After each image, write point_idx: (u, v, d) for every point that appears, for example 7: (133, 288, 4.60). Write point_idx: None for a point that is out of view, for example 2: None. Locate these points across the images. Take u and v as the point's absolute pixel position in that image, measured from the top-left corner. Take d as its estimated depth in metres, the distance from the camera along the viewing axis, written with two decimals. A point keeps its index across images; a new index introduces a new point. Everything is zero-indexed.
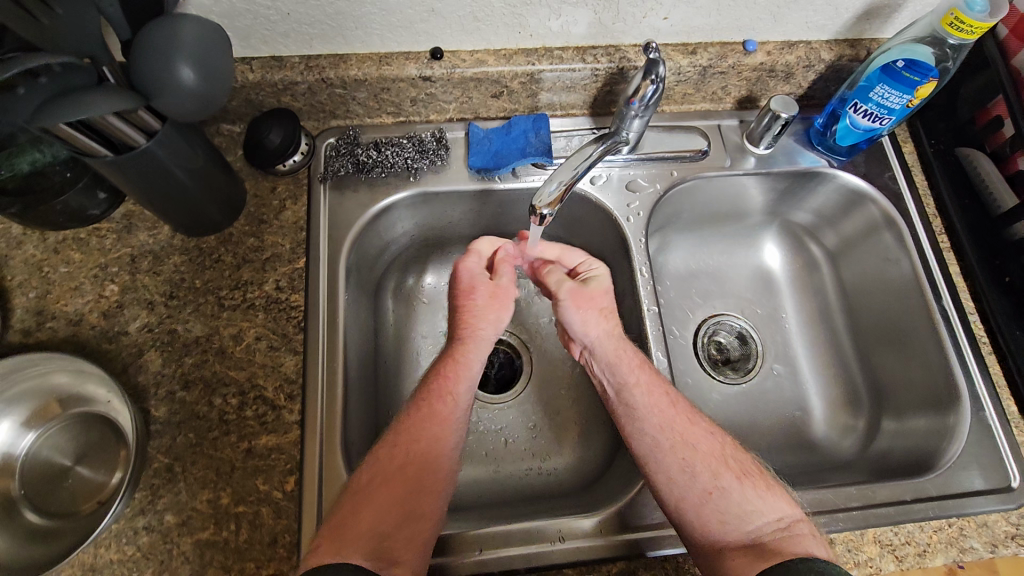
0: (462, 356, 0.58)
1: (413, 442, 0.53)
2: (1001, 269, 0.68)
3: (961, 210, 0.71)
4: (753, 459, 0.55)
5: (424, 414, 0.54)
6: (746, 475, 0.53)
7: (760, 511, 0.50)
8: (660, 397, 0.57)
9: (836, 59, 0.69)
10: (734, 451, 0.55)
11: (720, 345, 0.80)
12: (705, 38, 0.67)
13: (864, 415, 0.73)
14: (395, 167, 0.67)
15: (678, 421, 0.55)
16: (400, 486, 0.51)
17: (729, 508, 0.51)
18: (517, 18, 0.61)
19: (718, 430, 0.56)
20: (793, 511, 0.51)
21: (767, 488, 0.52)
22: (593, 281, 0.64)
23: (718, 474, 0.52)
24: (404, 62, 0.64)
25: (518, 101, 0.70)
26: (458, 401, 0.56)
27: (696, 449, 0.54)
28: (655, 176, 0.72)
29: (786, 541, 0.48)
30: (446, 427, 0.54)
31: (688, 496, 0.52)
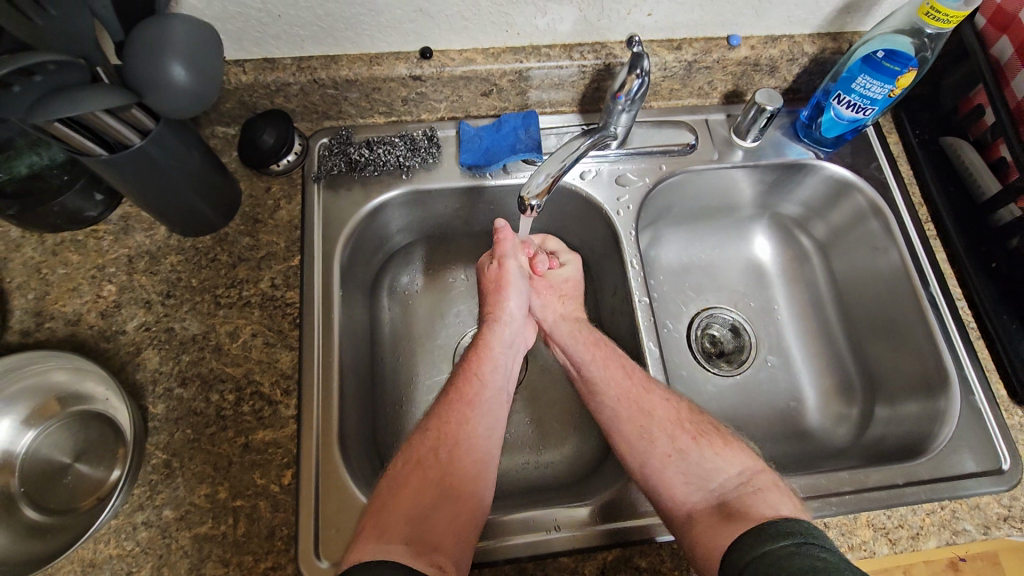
0: (485, 343, 0.64)
1: (443, 426, 0.57)
2: (987, 255, 0.68)
3: (948, 199, 0.72)
4: (709, 419, 0.59)
5: (454, 398, 0.59)
6: (703, 436, 0.57)
7: (721, 468, 0.54)
8: (617, 369, 0.62)
9: (819, 52, 0.70)
10: (689, 414, 0.59)
11: (714, 338, 0.81)
12: (689, 33, 0.69)
13: (856, 403, 0.74)
14: (387, 165, 0.68)
15: (634, 392, 0.59)
16: (434, 465, 0.54)
17: (692, 470, 0.55)
18: (504, 17, 0.62)
19: (676, 398, 0.60)
20: (754, 465, 0.55)
21: (723, 446, 0.56)
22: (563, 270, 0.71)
23: (675, 437, 0.57)
24: (394, 62, 0.65)
25: (507, 99, 0.71)
26: (484, 381, 0.61)
27: (653, 415, 0.58)
28: (645, 170, 0.73)
29: (749, 497, 0.51)
30: (473, 408, 0.59)
31: (650, 461, 0.56)
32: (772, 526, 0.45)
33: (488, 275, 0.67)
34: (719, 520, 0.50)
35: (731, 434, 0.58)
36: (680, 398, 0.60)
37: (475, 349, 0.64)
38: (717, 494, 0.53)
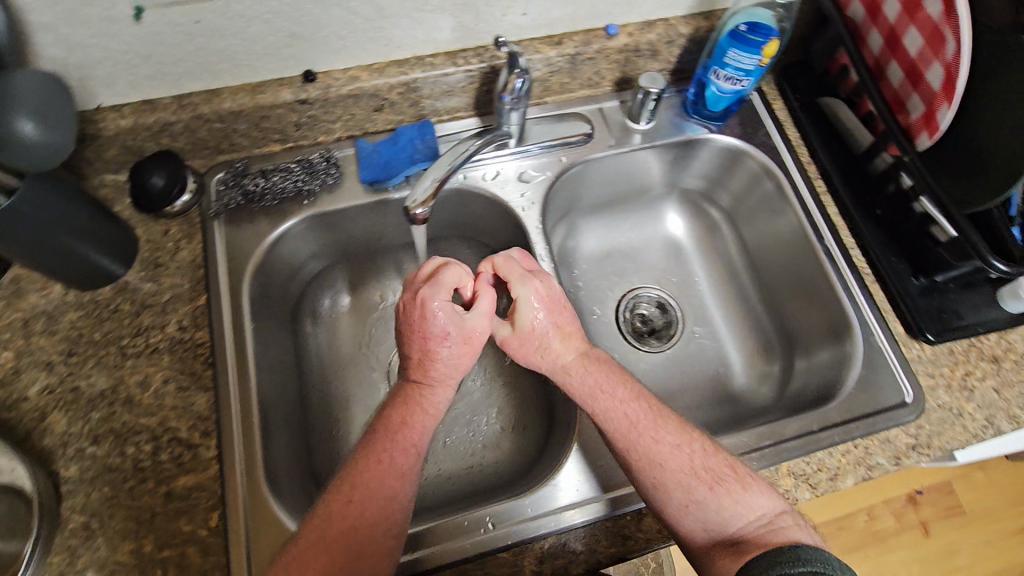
0: (427, 405, 0.57)
1: (367, 500, 0.51)
2: (872, 204, 0.72)
3: (831, 155, 0.75)
4: (724, 457, 0.55)
5: (383, 468, 0.53)
6: (721, 481, 0.53)
7: (741, 514, 0.52)
8: (621, 416, 0.57)
9: (694, 32, 0.73)
10: (705, 458, 0.54)
11: (643, 317, 0.83)
12: (568, 28, 0.70)
13: (776, 360, 0.78)
14: (286, 191, 0.67)
15: (641, 443, 0.55)
16: (351, 544, 0.49)
17: (710, 517, 0.52)
18: (380, 32, 0.63)
19: (686, 441, 0.55)
20: (775, 506, 0.53)
21: (745, 490, 0.53)
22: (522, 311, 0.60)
23: (691, 488, 0.53)
24: (277, 88, 0.64)
25: (402, 111, 0.72)
26: (419, 453, 0.55)
27: (663, 465, 0.54)
28: (546, 164, 0.74)
29: (767, 538, 0.51)
30: (403, 482, 0.53)
31: (669, 509, 0.53)
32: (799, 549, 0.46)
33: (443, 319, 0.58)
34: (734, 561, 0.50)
35: (748, 473, 0.55)
36: (692, 435, 0.56)
37: (405, 409, 0.57)
38: (736, 536, 0.51)
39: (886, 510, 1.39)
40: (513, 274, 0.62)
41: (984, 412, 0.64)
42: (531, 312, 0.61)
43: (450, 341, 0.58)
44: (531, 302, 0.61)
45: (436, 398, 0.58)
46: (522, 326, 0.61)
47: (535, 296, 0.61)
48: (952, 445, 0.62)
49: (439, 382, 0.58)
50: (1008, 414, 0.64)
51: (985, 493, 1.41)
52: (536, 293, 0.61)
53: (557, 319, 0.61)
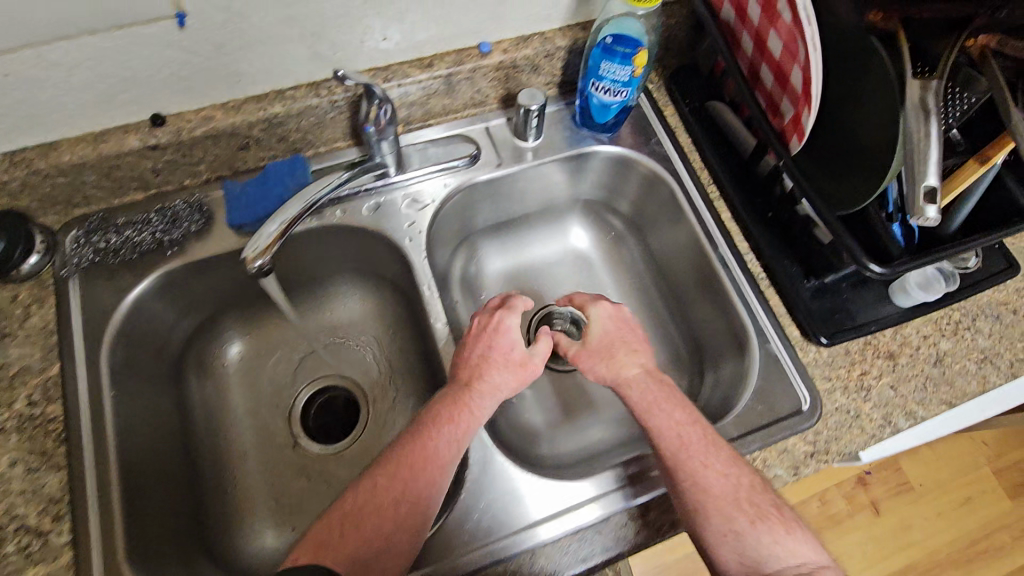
0: (476, 409, 0.59)
1: (410, 481, 0.54)
2: (764, 206, 0.70)
3: (721, 158, 0.73)
4: (772, 497, 0.54)
5: (425, 454, 0.56)
6: (764, 518, 0.52)
7: (781, 556, 0.51)
8: (674, 435, 0.56)
9: (572, 43, 0.70)
10: (749, 493, 0.53)
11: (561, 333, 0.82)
12: (438, 49, 0.67)
13: (687, 372, 0.76)
14: (144, 244, 0.63)
15: (689, 463, 0.54)
16: (389, 519, 0.53)
17: (748, 552, 0.51)
18: (227, 69, 0.59)
19: (735, 471, 0.54)
20: (816, 556, 0.52)
21: (787, 532, 0.52)
22: (594, 326, 0.66)
23: (732, 517, 0.52)
24: (123, 135, 0.60)
25: (271, 147, 0.68)
26: (461, 448, 0.57)
27: (707, 490, 0.53)
28: (429, 191, 0.71)
29: None
30: (443, 472, 0.56)
31: (708, 532, 0.53)
32: None
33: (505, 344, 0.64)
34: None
35: (793, 515, 0.54)
36: (743, 468, 0.55)
37: (460, 409, 0.59)
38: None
39: (838, 494, 1.39)
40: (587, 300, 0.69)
41: (881, 411, 0.64)
42: (598, 328, 0.66)
43: (508, 359, 0.63)
44: (597, 320, 0.67)
45: (484, 404, 0.60)
46: (590, 338, 0.66)
47: (602, 316, 0.67)
48: (850, 448, 0.62)
49: (486, 392, 0.61)
50: (905, 410, 0.64)
51: (932, 466, 1.43)
52: (603, 313, 0.67)
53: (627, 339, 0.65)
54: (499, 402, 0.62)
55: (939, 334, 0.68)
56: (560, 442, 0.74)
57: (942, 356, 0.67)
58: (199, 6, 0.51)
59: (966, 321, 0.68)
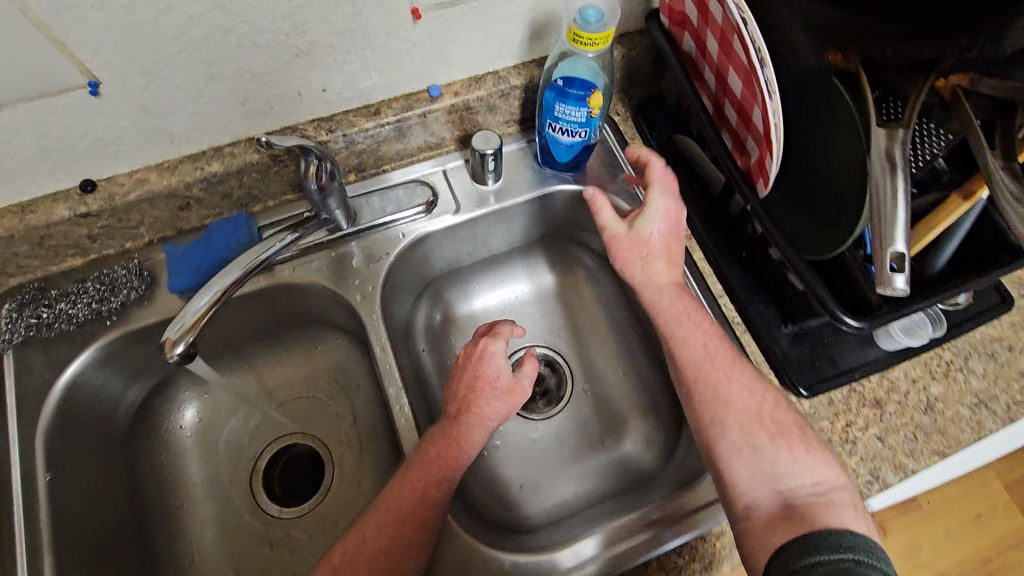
0: (465, 443, 0.59)
1: (399, 528, 0.54)
2: (737, 245, 0.66)
3: (691, 195, 0.69)
4: (794, 417, 0.56)
5: (412, 499, 0.55)
6: (783, 437, 0.55)
7: (798, 474, 0.53)
8: (698, 347, 0.59)
9: (528, 81, 0.67)
10: (772, 410, 0.56)
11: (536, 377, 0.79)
12: (384, 95, 0.64)
13: (665, 420, 0.72)
14: (80, 317, 0.61)
15: (712, 375, 0.58)
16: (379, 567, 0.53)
17: (763, 466, 0.54)
18: (156, 130, 0.56)
19: (758, 388, 0.57)
20: (836, 479, 0.53)
21: (806, 452, 0.54)
22: (643, 222, 0.62)
23: (750, 432, 0.55)
24: (51, 205, 0.57)
25: (215, 205, 0.65)
26: (450, 488, 0.57)
27: (729, 402, 0.56)
28: (384, 242, 0.69)
29: (821, 507, 0.51)
30: (433, 514, 0.55)
31: (721, 447, 0.56)
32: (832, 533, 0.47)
33: (495, 370, 0.61)
34: (779, 526, 0.50)
35: (814, 437, 0.55)
36: (766, 386, 0.57)
37: (451, 444, 0.58)
38: (786, 496, 0.52)
39: None
40: (654, 182, 0.62)
41: (868, 465, 0.59)
42: (653, 225, 0.62)
43: (496, 388, 0.61)
44: (656, 217, 0.62)
45: (473, 437, 0.59)
46: (639, 232, 0.62)
47: (663, 210, 0.62)
48: None
49: (475, 425, 0.59)
50: (894, 464, 0.59)
51: None
52: (665, 208, 0.62)
53: (672, 244, 0.63)
54: (489, 431, 0.61)
55: (929, 378, 0.63)
56: (542, 501, 0.71)
57: (933, 402, 0.62)
58: (113, 71, 0.48)
59: (957, 362, 0.64)
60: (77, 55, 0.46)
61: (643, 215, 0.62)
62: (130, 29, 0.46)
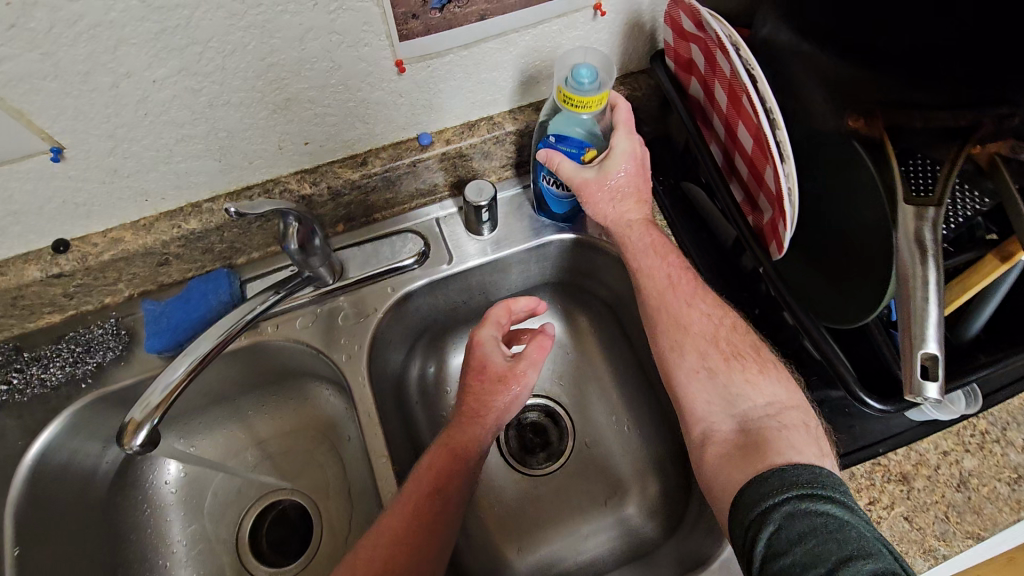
0: (461, 446, 0.57)
1: (397, 542, 0.51)
2: (750, 301, 0.62)
3: (699, 246, 0.65)
4: (751, 339, 0.56)
5: (409, 510, 0.53)
6: (738, 358, 0.55)
7: (752, 396, 0.53)
8: (661, 275, 0.59)
9: (524, 126, 0.64)
10: (730, 333, 0.56)
11: (536, 430, 0.74)
12: (371, 145, 0.61)
13: (673, 484, 0.68)
14: (56, 380, 0.59)
15: (673, 305, 0.58)
16: None
17: (720, 390, 0.54)
18: (129, 189, 0.53)
19: (718, 313, 0.57)
20: (789, 398, 0.53)
21: (760, 372, 0.54)
22: (613, 159, 0.59)
23: (706, 355, 0.56)
24: (23, 266, 0.55)
25: (197, 260, 0.62)
26: (449, 495, 0.54)
27: (687, 327, 0.57)
28: (373, 295, 0.65)
29: (772, 429, 0.51)
30: (433, 526, 0.53)
31: (678, 373, 0.56)
32: (779, 478, 0.45)
33: (490, 361, 0.59)
34: (733, 453, 0.51)
35: (772, 359, 0.55)
36: (725, 311, 0.58)
37: (447, 451, 0.56)
38: (741, 419, 0.52)
39: None
40: (620, 119, 0.59)
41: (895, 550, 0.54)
42: (619, 164, 0.59)
43: (487, 379, 0.58)
44: (622, 157, 0.59)
45: (474, 437, 0.57)
46: (606, 173, 0.59)
47: (628, 150, 0.59)
48: None
49: (473, 423, 0.57)
50: (923, 548, 0.54)
51: None
52: (629, 148, 0.59)
53: (639, 181, 0.61)
54: (491, 433, 0.59)
55: (962, 450, 0.58)
56: (540, 565, 0.66)
57: (967, 478, 0.57)
58: (75, 135, 0.46)
59: (994, 432, 0.58)
60: (36, 122, 0.44)
61: (611, 154, 0.59)
62: (91, 95, 0.44)
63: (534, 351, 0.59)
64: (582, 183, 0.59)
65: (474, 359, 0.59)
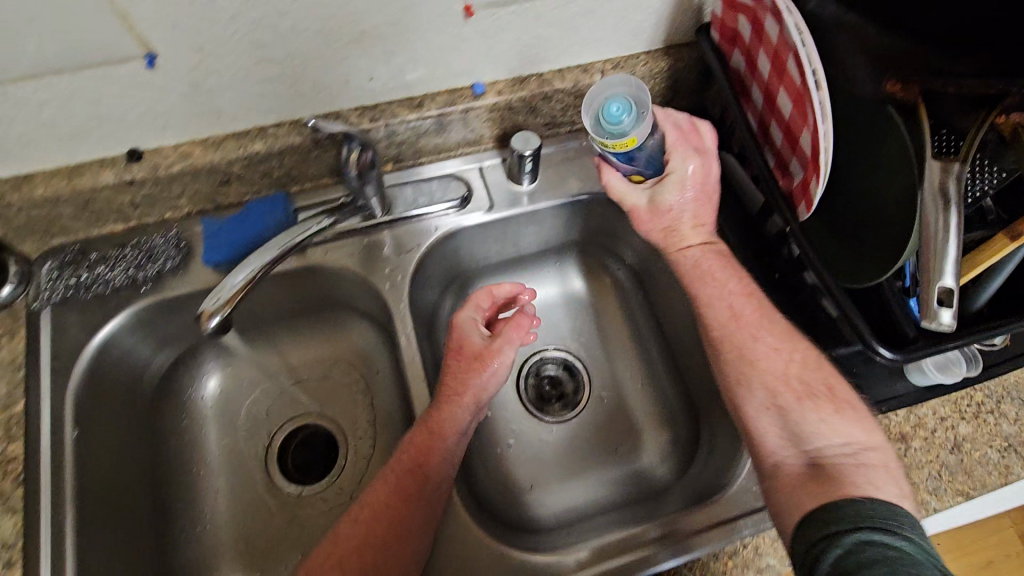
0: (441, 424, 0.58)
1: (372, 519, 0.54)
2: (770, 266, 0.66)
3: (728, 213, 0.69)
4: (826, 375, 0.55)
5: (387, 487, 0.55)
6: (811, 396, 0.54)
7: (826, 434, 0.53)
8: (726, 307, 0.59)
9: (572, 85, 0.67)
10: (801, 370, 0.56)
11: (551, 381, 0.79)
12: (429, 88, 0.65)
13: (683, 434, 0.72)
14: (117, 280, 0.63)
15: (739, 336, 0.58)
16: (357, 560, 0.52)
17: (789, 426, 0.54)
18: (205, 106, 0.57)
19: (787, 347, 0.57)
20: (867, 439, 0.52)
21: (835, 413, 0.53)
22: (668, 184, 0.61)
23: (777, 392, 0.55)
24: (98, 171, 0.59)
25: (255, 184, 0.66)
26: (427, 474, 0.56)
27: (755, 363, 0.57)
28: (417, 233, 0.69)
29: (849, 467, 0.50)
30: (410, 501, 0.55)
31: (747, 408, 0.56)
32: (848, 506, 0.46)
33: (468, 341, 0.63)
34: (806, 485, 0.50)
35: (848, 400, 0.54)
36: (797, 344, 0.57)
37: (428, 430, 0.58)
38: (814, 456, 0.52)
39: None
40: (675, 146, 0.61)
41: None
42: (673, 189, 0.61)
43: (462, 357, 0.62)
44: (678, 182, 0.61)
45: (451, 417, 0.59)
46: (658, 201, 0.62)
47: (688, 174, 0.61)
48: None
49: (450, 403, 0.59)
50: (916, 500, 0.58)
51: None
52: (690, 174, 0.61)
53: (698, 206, 0.63)
54: (472, 412, 0.60)
55: (958, 417, 0.62)
56: (550, 495, 0.71)
57: (961, 442, 0.61)
58: (170, 46, 0.50)
59: (989, 403, 0.62)
60: (138, 27, 0.48)
61: (666, 179, 0.61)
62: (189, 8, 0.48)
63: (510, 331, 0.62)
64: (635, 209, 0.63)
65: (457, 338, 0.63)
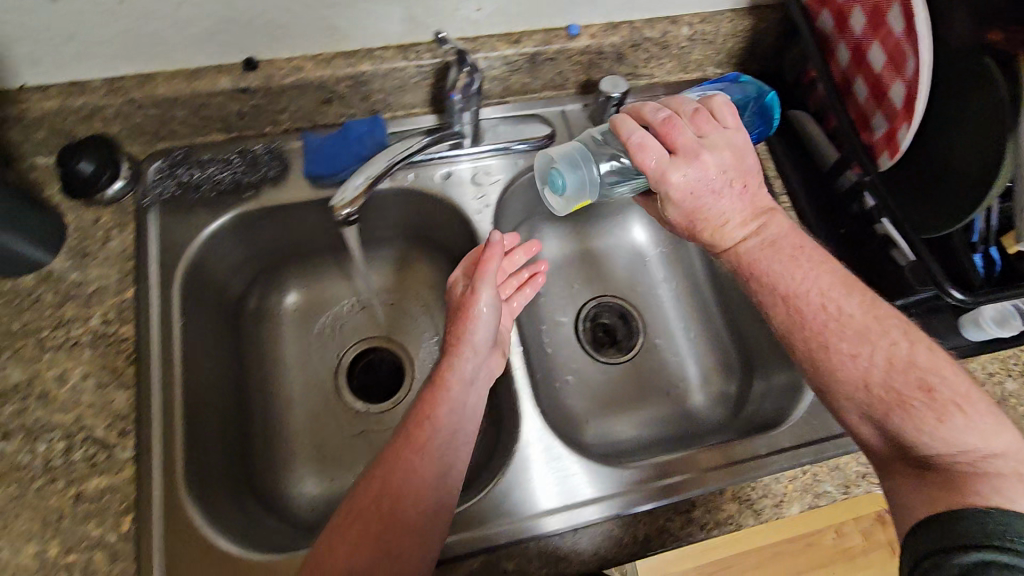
0: (443, 374, 0.57)
1: (384, 482, 0.49)
2: (836, 222, 0.69)
3: (798, 170, 0.72)
4: (922, 375, 0.49)
5: (401, 444, 0.52)
6: (909, 403, 0.48)
7: (933, 441, 0.47)
8: (791, 309, 0.54)
9: (660, 35, 0.70)
10: (892, 372, 0.49)
11: (606, 326, 0.82)
12: (528, 26, 0.67)
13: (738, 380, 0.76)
14: (224, 183, 0.66)
15: (810, 344, 0.53)
16: (374, 522, 0.47)
17: (886, 435, 0.50)
18: (324, 21, 0.60)
19: (867, 351, 0.51)
20: (986, 445, 0.46)
21: (940, 422, 0.47)
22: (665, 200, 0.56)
23: (867, 405, 0.50)
24: (215, 76, 0.62)
25: (352, 105, 0.69)
26: (435, 424, 0.53)
27: (833, 373, 0.52)
28: (500, 166, 0.73)
29: (964, 477, 0.45)
30: (421, 454, 0.51)
31: (838, 413, 0.53)
32: (974, 522, 0.42)
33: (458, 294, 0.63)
34: (915, 486, 0.47)
35: (952, 399, 0.48)
36: (876, 345, 0.51)
37: (431, 386, 0.56)
38: (920, 461, 0.48)
39: None
40: (647, 154, 0.54)
41: None
42: (674, 204, 0.56)
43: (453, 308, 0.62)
44: (675, 197, 0.55)
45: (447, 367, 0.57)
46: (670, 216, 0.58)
47: (676, 188, 0.54)
48: None
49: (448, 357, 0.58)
50: None
51: None
52: (676, 190, 0.54)
53: (723, 208, 0.56)
54: (468, 358, 0.58)
55: (1006, 373, 0.65)
56: (604, 427, 0.74)
57: (1008, 396, 0.64)
58: None
59: None
60: None
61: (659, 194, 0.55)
62: None
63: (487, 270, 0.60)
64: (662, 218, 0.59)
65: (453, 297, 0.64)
